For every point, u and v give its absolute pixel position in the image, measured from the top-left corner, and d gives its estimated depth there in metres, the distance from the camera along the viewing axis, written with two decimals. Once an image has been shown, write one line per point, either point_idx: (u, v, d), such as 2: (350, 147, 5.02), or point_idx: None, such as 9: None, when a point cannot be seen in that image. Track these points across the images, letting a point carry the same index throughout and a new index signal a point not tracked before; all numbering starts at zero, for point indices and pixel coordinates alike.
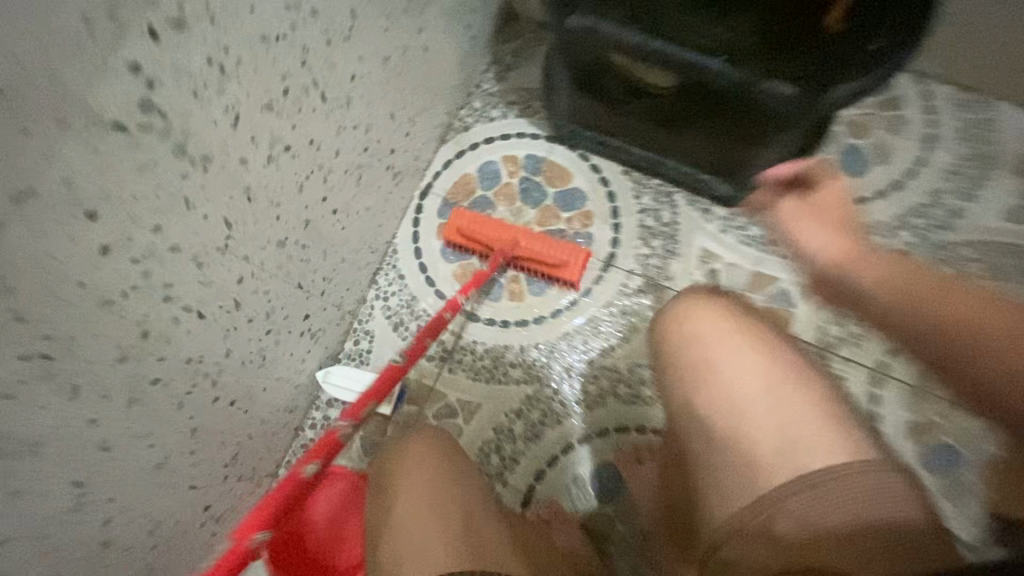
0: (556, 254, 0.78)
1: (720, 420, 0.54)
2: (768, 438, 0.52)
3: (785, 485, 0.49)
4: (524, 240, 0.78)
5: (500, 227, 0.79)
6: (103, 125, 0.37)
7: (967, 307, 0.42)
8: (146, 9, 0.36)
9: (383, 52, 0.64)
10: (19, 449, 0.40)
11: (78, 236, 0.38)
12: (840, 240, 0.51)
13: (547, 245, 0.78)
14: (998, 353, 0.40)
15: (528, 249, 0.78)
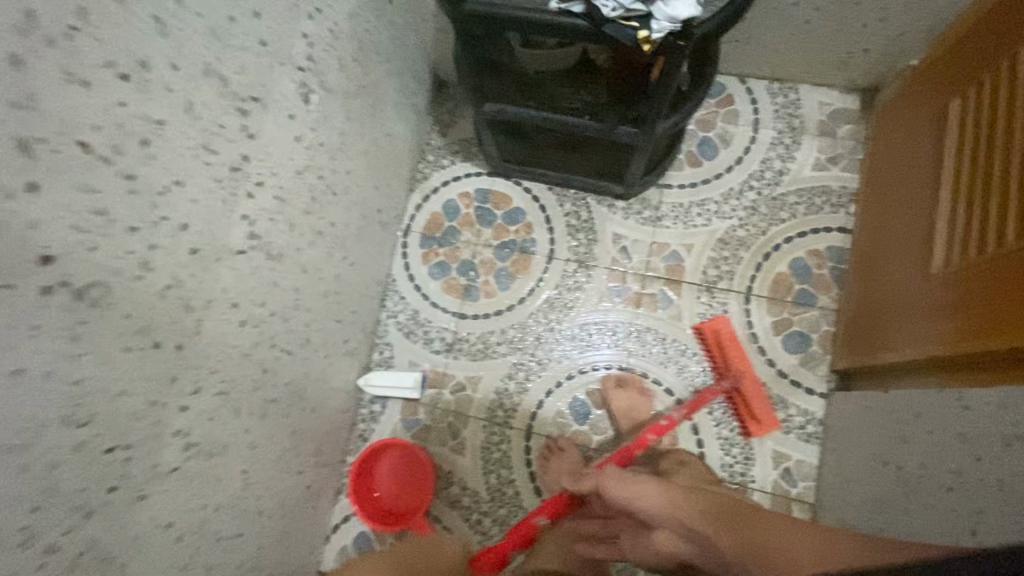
0: (759, 409, 0.97)
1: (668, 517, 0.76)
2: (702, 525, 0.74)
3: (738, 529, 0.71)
4: (748, 385, 0.97)
5: (743, 359, 0.99)
6: (235, 252, 0.64)
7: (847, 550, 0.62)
8: (244, 182, 0.63)
9: (362, 148, 0.92)
10: (216, 449, 0.67)
11: (230, 317, 0.65)
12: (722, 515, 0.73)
13: (763, 403, 0.97)
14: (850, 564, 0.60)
15: (750, 394, 0.97)
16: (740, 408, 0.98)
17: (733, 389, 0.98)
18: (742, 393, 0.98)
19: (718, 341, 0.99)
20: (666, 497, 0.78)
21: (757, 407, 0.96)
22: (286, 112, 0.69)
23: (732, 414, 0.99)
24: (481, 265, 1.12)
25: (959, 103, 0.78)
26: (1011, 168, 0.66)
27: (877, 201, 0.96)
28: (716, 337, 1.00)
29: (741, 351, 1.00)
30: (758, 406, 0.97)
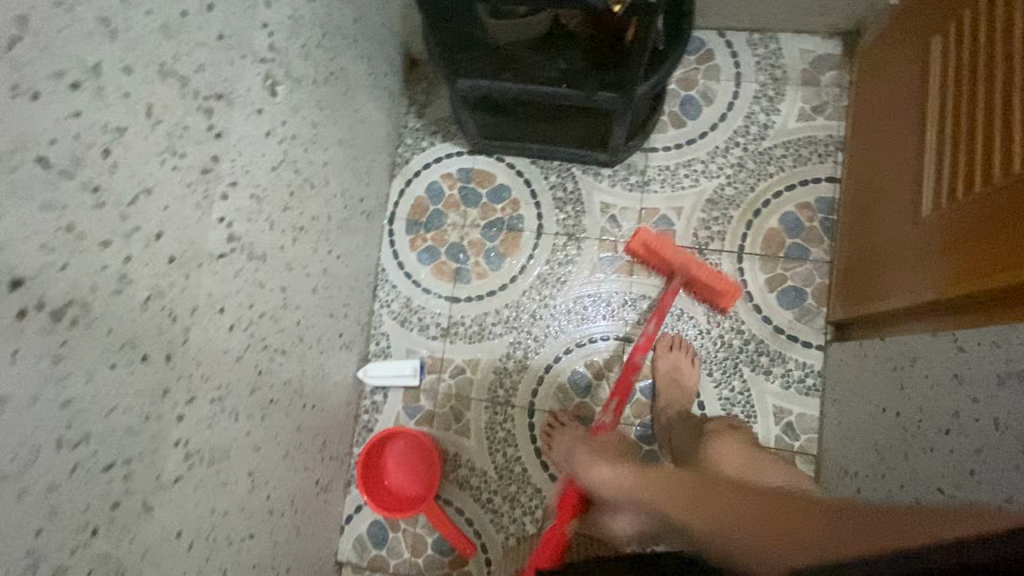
0: (717, 283, 0.97)
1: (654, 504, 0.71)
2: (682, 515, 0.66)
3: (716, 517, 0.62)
4: (696, 270, 0.97)
5: (677, 252, 0.98)
6: (217, 256, 0.62)
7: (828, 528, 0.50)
8: (217, 183, 0.61)
9: (337, 136, 0.90)
10: (218, 455, 0.66)
11: (218, 322, 0.64)
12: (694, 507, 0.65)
13: (716, 275, 0.96)
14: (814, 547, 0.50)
15: (700, 276, 0.97)
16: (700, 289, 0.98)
17: (688, 279, 0.98)
18: (696, 278, 0.97)
19: (648, 248, 0.98)
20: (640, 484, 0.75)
21: (715, 282, 0.96)
22: (253, 106, 0.66)
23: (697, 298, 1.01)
24: (469, 246, 1.11)
25: (939, 41, 0.76)
26: (994, 103, 0.64)
27: (864, 149, 0.94)
28: (646, 247, 0.99)
29: (671, 246, 0.98)
30: (715, 281, 0.96)
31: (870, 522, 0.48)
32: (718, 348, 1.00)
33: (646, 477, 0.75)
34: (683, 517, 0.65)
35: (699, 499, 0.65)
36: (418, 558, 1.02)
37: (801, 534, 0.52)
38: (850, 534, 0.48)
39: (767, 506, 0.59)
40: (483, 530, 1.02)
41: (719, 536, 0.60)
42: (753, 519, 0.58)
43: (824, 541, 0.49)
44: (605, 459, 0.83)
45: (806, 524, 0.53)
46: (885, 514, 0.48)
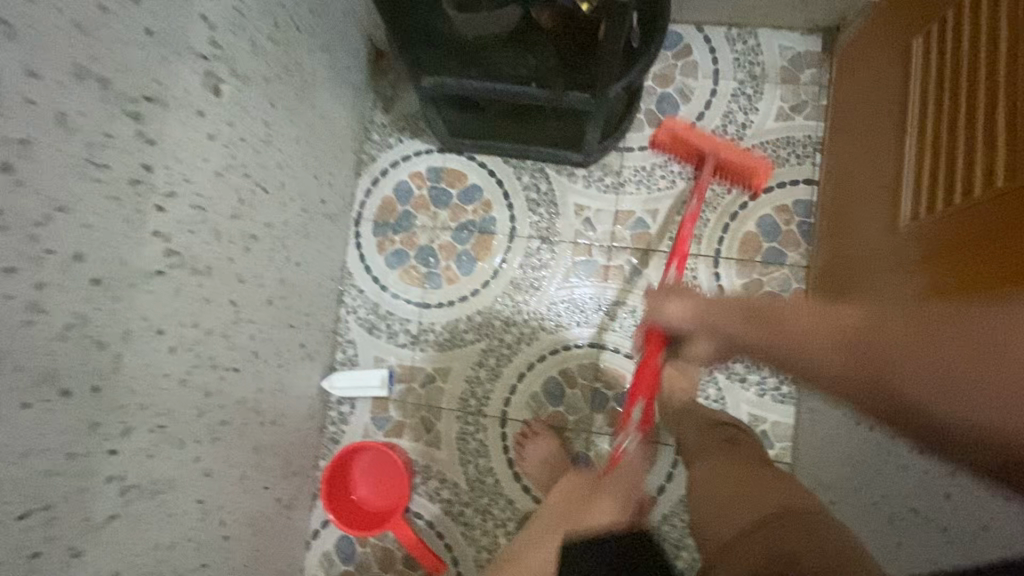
0: (749, 162, 0.93)
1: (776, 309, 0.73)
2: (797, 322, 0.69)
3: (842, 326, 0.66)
4: (725, 150, 0.93)
5: (705, 136, 0.94)
6: (151, 274, 0.57)
7: (966, 325, 0.52)
8: (150, 195, 0.56)
9: (294, 136, 0.84)
10: (161, 486, 0.62)
11: (156, 345, 0.59)
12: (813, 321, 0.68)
13: (746, 155, 0.93)
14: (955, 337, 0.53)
15: (731, 157, 0.93)
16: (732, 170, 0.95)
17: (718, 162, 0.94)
18: (728, 160, 0.94)
19: (676, 136, 0.93)
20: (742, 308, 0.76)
21: (745, 162, 0.93)
22: (192, 108, 0.61)
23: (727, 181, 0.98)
24: (440, 250, 1.06)
25: (920, 43, 0.73)
26: (976, 112, 0.62)
27: (841, 150, 0.92)
28: (674, 136, 0.94)
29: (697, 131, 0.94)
30: (745, 161, 0.93)
31: (947, 339, 0.53)
32: None
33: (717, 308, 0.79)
34: (784, 336, 0.69)
35: (768, 319, 0.73)
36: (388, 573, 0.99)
37: (883, 339, 0.59)
38: (932, 342, 0.54)
39: (836, 323, 0.66)
40: (455, 543, 0.98)
41: (860, 333, 0.62)
42: (830, 331, 0.65)
43: (909, 352, 0.56)
44: (680, 297, 0.83)
45: (884, 334, 0.59)
46: (966, 322, 0.53)
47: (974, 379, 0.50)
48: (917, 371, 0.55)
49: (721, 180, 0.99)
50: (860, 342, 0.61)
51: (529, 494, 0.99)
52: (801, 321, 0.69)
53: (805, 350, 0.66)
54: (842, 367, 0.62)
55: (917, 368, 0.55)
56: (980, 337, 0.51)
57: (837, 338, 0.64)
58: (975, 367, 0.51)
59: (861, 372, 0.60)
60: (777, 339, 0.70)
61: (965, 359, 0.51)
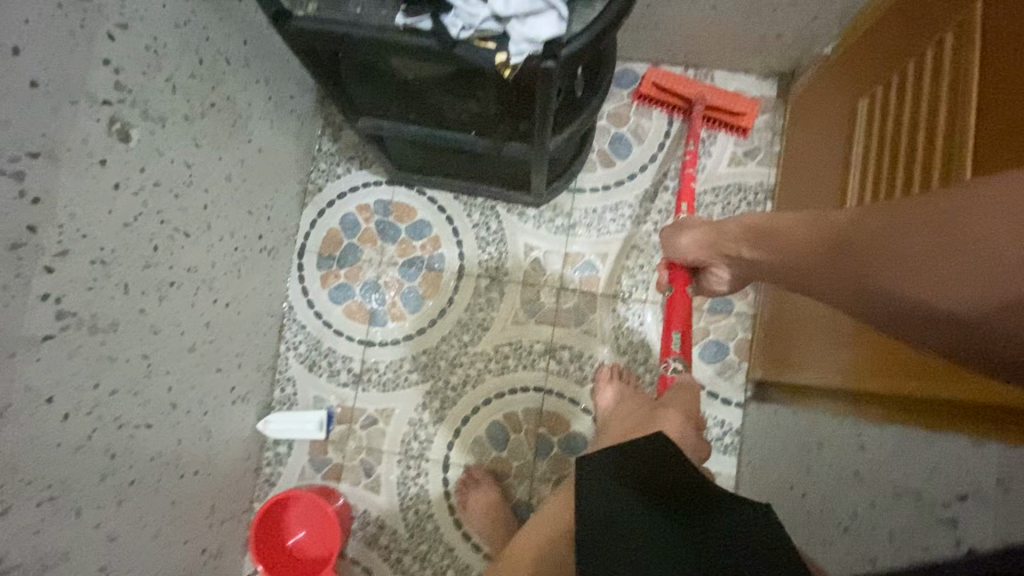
0: (734, 105, 0.95)
1: (771, 228, 0.64)
2: (792, 233, 0.61)
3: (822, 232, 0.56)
4: (710, 93, 0.95)
5: (689, 83, 0.96)
6: (39, 340, 0.53)
7: (950, 216, 0.43)
8: (37, 257, 0.52)
9: (224, 174, 0.80)
10: (51, 560, 0.58)
11: (44, 415, 0.55)
12: (802, 235, 0.59)
13: (731, 97, 0.95)
14: (939, 238, 0.44)
15: (717, 100, 0.95)
16: (718, 115, 0.96)
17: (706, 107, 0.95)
18: (716, 104, 0.95)
19: (661, 83, 0.97)
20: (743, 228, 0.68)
21: (731, 103, 0.95)
22: (92, 158, 0.57)
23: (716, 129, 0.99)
24: (385, 286, 1.03)
25: (867, 104, 0.73)
26: (913, 177, 0.62)
27: (790, 200, 0.92)
28: (658, 87, 0.98)
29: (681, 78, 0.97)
30: (731, 102, 0.95)
31: (915, 228, 0.46)
32: None
33: (722, 232, 0.73)
34: (783, 253, 0.61)
35: (765, 230, 0.65)
36: None
37: (861, 245, 0.50)
38: (904, 230, 0.46)
39: (818, 221, 0.57)
40: None
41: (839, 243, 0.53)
42: (811, 236, 0.57)
43: (886, 250, 0.48)
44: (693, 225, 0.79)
45: (855, 233, 0.51)
46: (944, 217, 0.43)
47: (959, 262, 0.42)
48: (891, 261, 0.47)
49: (712, 124, 0.99)
50: (837, 243, 0.53)
51: (469, 542, 0.96)
52: (790, 237, 0.61)
53: (795, 259, 0.59)
54: (823, 271, 0.55)
55: (895, 260, 0.47)
56: (956, 218, 0.43)
57: (818, 239, 0.56)
58: (956, 248, 0.42)
59: (847, 286, 0.52)
60: (780, 260, 0.62)
61: (941, 240, 0.43)
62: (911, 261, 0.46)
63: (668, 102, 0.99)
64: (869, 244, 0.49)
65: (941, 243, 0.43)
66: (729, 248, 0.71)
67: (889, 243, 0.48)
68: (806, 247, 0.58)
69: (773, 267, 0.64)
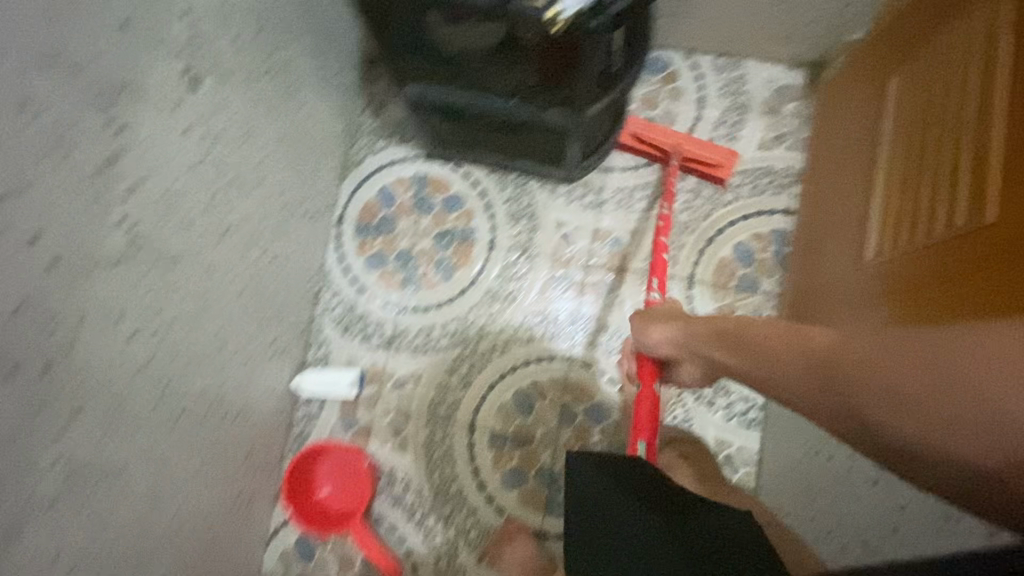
0: (710, 157, 0.99)
1: (748, 337, 0.64)
2: (771, 345, 0.61)
3: (810, 354, 0.57)
4: (686, 145, 0.99)
5: (667, 134, 1.00)
6: (115, 260, 0.58)
7: (949, 362, 0.45)
8: (119, 182, 0.57)
9: (277, 135, 0.85)
10: (110, 471, 0.62)
11: (114, 330, 0.59)
12: (785, 351, 0.59)
13: (708, 149, 0.99)
14: (937, 385, 0.46)
15: (693, 152, 0.99)
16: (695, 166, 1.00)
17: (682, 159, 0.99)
18: (692, 157, 0.99)
19: (638, 134, 1.00)
20: (716, 329, 0.69)
21: (708, 155, 0.99)
22: (169, 101, 0.62)
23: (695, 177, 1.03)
24: (419, 255, 1.07)
25: (897, 82, 0.75)
26: (944, 146, 0.64)
27: (820, 186, 0.93)
28: (637, 137, 1.01)
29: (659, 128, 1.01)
30: (708, 154, 0.99)
31: (908, 366, 0.48)
32: None
33: (692, 333, 0.72)
34: (762, 368, 0.61)
35: (738, 338, 0.65)
36: None
37: (856, 374, 0.52)
38: (911, 370, 0.48)
39: (797, 339, 0.59)
40: (414, 549, 0.98)
41: (829, 369, 0.54)
42: (793, 355, 0.58)
43: (892, 390, 0.49)
44: (658, 319, 0.78)
45: (851, 360, 0.53)
46: (945, 361, 0.45)
47: (974, 417, 0.44)
48: (886, 397, 0.49)
49: (690, 172, 1.02)
50: (825, 368, 0.55)
51: (492, 504, 0.99)
52: (772, 350, 0.61)
53: (774, 373, 0.59)
54: (807, 394, 0.56)
55: (888, 395, 0.49)
56: (956, 366, 0.45)
57: (806, 361, 0.57)
58: (963, 403, 0.44)
59: (839, 410, 0.53)
60: (755, 370, 0.62)
61: (939, 384, 0.46)
62: (922, 405, 0.47)
63: (646, 152, 1.03)
64: (872, 380, 0.50)
65: (942, 387, 0.45)
66: (698, 350, 0.71)
67: (885, 382, 0.49)
68: (787, 367, 0.58)
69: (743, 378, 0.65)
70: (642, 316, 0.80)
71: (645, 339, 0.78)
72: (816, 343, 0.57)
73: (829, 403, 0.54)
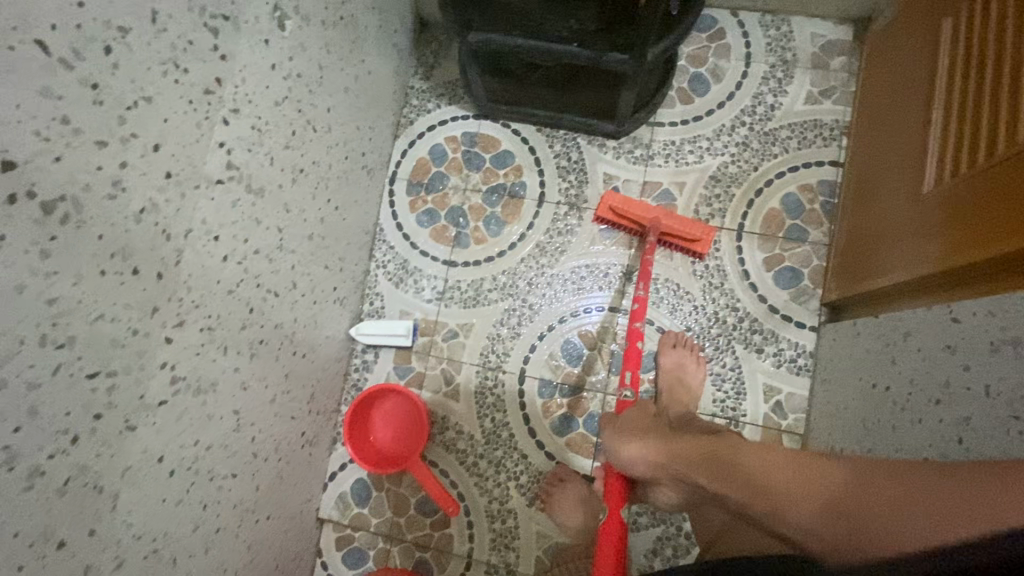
0: (690, 232, 0.98)
1: (744, 465, 0.68)
2: (770, 475, 0.65)
3: (813, 486, 0.61)
4: (664, 219, 0.98)
5: (646, 209, 1.00)
6: (212, 181, 0.61)
7: (961, 488, 0.51)
8: (219, 106, 0.61)
9: (344, 84, 0.89)
10: (205, 386, 0.65)
11: (211, 248, 0.63)
12: (782, 472, 0.64)
13: (686, 225, 0.98)
14: (949, 513, 0.51)
15: (670, 227, 0.98)
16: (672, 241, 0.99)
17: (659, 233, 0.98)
18: (669, 231, 0.98)
19: (615, 209, 1.00)
20: (705, 446, 0.74)
21: (687, 231, 0.98)
22: (260, 36, 0.65)
23: (674, 248, 1.02)
24: (470, 211, 1.10)
25: (951, 20, 0.75)
26: (1004, 73, 0.65)
27: (870, 133, 0.94)
28: (614, 212, 1.02)
29: (637, 202, 1.01)
30: (686, 230, 0.98)
31: (930, 495, 0.53)
32: (712, 325, 0.99)
33: (682, 453, 0.75)
34: (760, 495, 0.65)
35: (736, 466, 0.69)
36: (400, 518, 1.01)
37: (872, 510, 0.56)
38: (921, 499, 0.53)
39: (804, 472, 0.63)
40: (467, 493, 1.01)
41: (837, 501, 0.59)
42: (799, 483, 0.62)
43: (905, 522, 0.53)
44: (637, 433, 0.81)
45: (860, 497, 0.57)
46: (953, 491, 0.51)
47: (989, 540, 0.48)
48: (907, 528, 0.53)
49: (669, 246, 1.02)
50: (839, 501, 0.59)
51: (543, 451, 1.01)
52: (773, 471, 0.65)
53: (779, 500, 0.63)
54: (825, 533, 0.59)
55: (906, 526, 0.53)
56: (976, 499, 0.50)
57: (811, 494, 0.61)
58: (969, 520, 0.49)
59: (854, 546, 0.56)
60: (754, 498, 0.65)
61: (960, 510, 0.50)
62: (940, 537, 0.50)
63: (624, 224, 1.02)
64: (877, 511, 0.55)
65: (953, 513, 0.50)
66: (690, 474, 0.73)
67: (893, 511, 0.54)
68: (792, 489, 0.63)
69: (746, 508, 0.67)
70: (612, 424, 0.85)
71: (625, 455, 0.80)
72: (815, 472, 0.62)
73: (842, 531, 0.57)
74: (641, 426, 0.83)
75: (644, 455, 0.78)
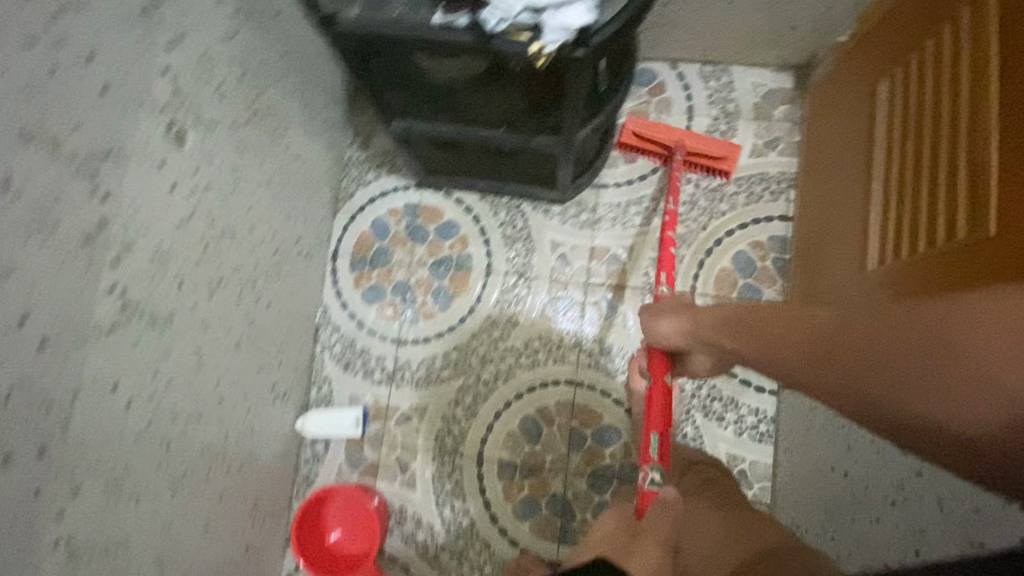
0: (716, 150, 0.97)
1: (747, 317, 0.61)
2: (769, 327, 0.58)
3: (809, 332, 0.54)
4: (689, 139, 0.96)
5: (671, 129, 0.97)
6: (105, 332, 0.56)
7: (977, 329, 0.43)
8: (106, 250, 0.55)
9: (266, 177, 0.84)
10: (114, 545, 0.60)
11: (109, 401, 0.58)
12: (778, 328, 0.57)
13: (712, 141, 0.97)
14: (952, 356, 0.44)
15: (697, 147, 0.96)
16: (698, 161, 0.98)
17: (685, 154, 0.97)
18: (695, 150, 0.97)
19: (639, 132, 0.97)
20: (715, 314, 0.67)
21: (712, 149, 0.97)
22: (153, 160, 0.60)
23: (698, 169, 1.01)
24: (416, 285, 1.06)
25: (885, 89, 0.73)
26: (937, 158, 0.62)
27: (813, 193, 0.93)
28: (638, 135, 0.99)
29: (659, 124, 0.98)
30: (712, 148, 0.97)
31: (936, 338, 0.45)
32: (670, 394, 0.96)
33: (703, 322, 0.69)
34: (758, 350, 0.59)
35: (741, 324, 0.62)
36: None
37: (863, 350, 0.49)
38: (920, 342, 0.46)
39: (804, 316, 0.55)
40: None
41: (830, 348, 0.52)
42: (795, 331, 0.55)
43: (897, 369, 0.47)
44: (668, 311, 0.75)
45: (851, 335, 0.50)
46: (952, 337, 0.44)
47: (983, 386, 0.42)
48: (897, 378, 0.47)
49: (695, 167, 1.01)
50: (831, 346, 0.51)
51: (505, 536, 0.97)
52: (769, 327, 0.58)
53: (773, 352, 0.57)
54: (813, 379, 0.53)
55: (900, 366, 0.46)
56: (988, 346, 0.42)
57: (802, 340, 0.54)
58: (969, 363, 0.43)
59: (838, 392, 0.51)
60: (755, 353, 0.59)
61: (962, 355, 0.43)
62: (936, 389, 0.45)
63: (647, 149, 1.00)
64: (867, 353, 0.49)
65: (956, 359, 0.44)
66: (708, 339, 0.68)
67: (887, 350, 0.48)
68: (781, 345, 0.56)
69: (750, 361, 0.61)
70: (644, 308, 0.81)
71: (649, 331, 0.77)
72: (815, 320, 0.54)
73: (825, 379, 0.52)
74: (675, 301, 0.78)
75: (664, 331, 0.74)
